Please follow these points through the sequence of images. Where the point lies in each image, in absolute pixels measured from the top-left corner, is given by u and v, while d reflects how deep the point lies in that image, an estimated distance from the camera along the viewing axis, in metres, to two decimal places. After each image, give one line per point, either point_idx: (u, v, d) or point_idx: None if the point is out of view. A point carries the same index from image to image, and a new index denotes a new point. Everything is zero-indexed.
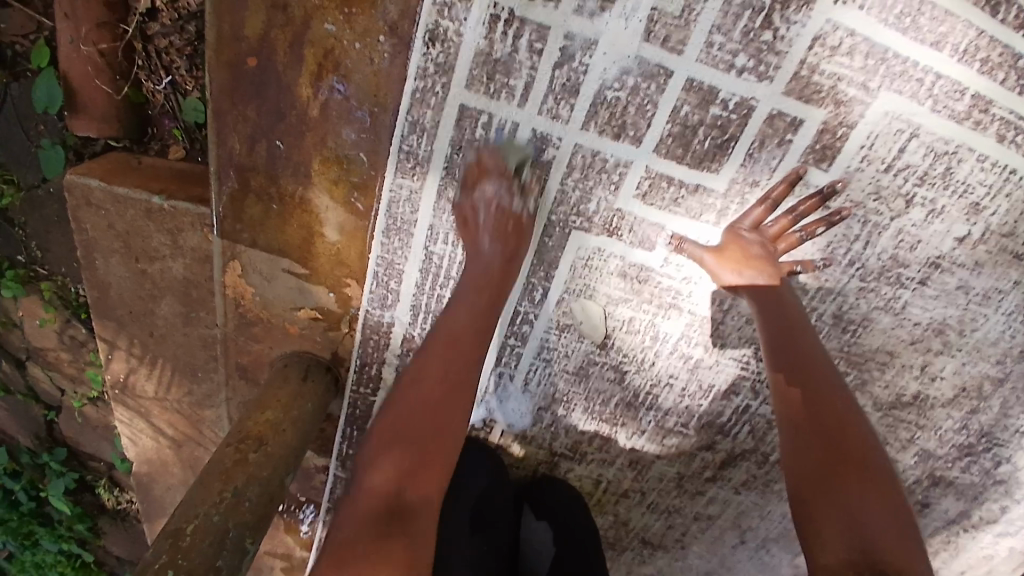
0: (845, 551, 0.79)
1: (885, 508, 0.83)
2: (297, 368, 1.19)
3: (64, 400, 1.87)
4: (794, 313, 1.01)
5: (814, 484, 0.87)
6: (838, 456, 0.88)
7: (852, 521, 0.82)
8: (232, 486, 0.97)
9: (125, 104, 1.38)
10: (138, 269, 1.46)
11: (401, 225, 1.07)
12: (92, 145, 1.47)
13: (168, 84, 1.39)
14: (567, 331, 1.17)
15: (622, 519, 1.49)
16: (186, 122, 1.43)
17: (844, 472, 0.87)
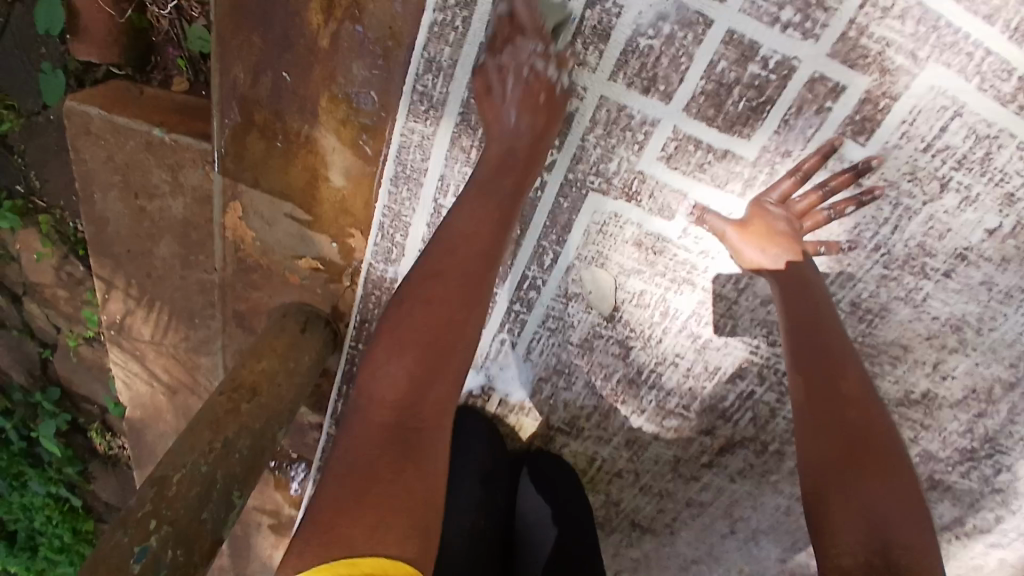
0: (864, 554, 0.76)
1: (904, 512, 0.79)
2: (297, 318, 1.14)
3: (59, 339, 1.84)
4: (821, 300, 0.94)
5: (833, 481, 0.83)
6: (860, 453, 0.84)
7: (868, 524, 0.78)
8: (222, 436, 0.94)
9: (127, 28, 1.33)
10: (137, 206, 1.42)
11: (410, 174, 1.02)
12: (93, 71, 1.43)
13: (173, 10, 1.33)
14: (575, 300, 1.13)
15: (613, 499, 1.46)
16: (191, 53, 1.38)
17: (863, 470, 0.82)
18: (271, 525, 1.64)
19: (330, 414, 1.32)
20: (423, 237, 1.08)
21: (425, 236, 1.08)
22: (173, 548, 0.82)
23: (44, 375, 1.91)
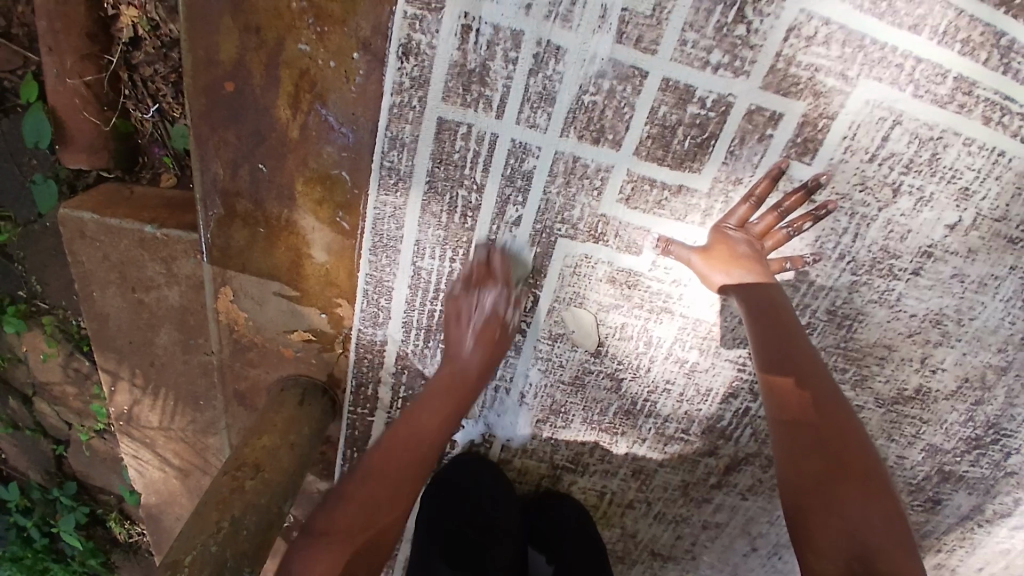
0: (842, 559, 0.79)
1: (881, 510, 0.82)
2: (294, 393, 1.19)
3: (70, 433, 1.88)
4: (783, 312, 0.97)
5: (814, 494, 0.85)
6: (837, 464, 0.86)
7: (848, 528, 0.81)
8: (229, 515, 0.95)
9: (114, 133, 1.41)
10: (134, 299, 1.48)
11: (386, 241, 1.07)
12: (85, 177, 1.51)
13: (156, 113, 1.43)
14: (561, 340, 1.16)
15: (630, 532, 1.46)
16: (175, 150, 1.47)
17: (843, 480, 0.85)
18: None
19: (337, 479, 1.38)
20: (407, 299, 1.13)
21: (408, 297, 1.13)
22: None
23: (59, 470, 1.93)
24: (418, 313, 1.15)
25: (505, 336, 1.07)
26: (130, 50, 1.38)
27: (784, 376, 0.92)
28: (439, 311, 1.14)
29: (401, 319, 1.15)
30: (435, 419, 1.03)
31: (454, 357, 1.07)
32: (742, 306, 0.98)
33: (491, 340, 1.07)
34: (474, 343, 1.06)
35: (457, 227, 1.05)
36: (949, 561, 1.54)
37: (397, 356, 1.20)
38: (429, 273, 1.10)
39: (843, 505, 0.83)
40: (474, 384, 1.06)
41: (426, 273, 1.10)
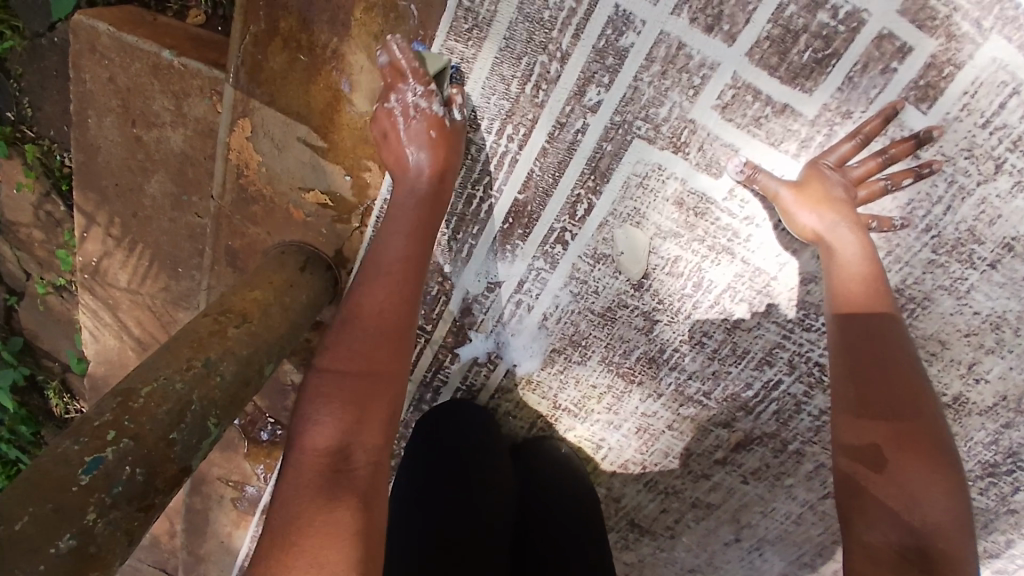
0: (895, 533, 0.72)
1: (945, 489, 0.74)
2: (295, 257, 1.06)
3: (27, 286, 1.71)
4: (869, 266, 0.87)
5: (871, 460, 0.76)
6: (906, 437, 0.76)
7: (904, 502, 0.73)
8: (205, 356, 0.81)
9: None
10: (133, 135, 1.31)
11: (443, 101, 0.94)
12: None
13: None
14: (604, 263, 1.04)
15: (614, 495, 1.36)
16: None
17: (909, 450, 0.76)
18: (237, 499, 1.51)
19: None
20: None
21: None
22: (134, 465, 0.66)
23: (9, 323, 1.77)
24: (456, 195, 1.02)
25: (446, 192, 0.90)
26: None
27: (861, 332, 0.83)
28: (478, 198, 1.02)
29: None
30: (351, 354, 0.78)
31: (386, 242, 0.85)
32: (827, 257, 0.90)
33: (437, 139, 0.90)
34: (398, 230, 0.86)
35: (526, 100, 0.93)
36: None
37: None
38: (479, 149, 0.97)
39: (902, 492, 0.74)
40: (399, 305, 0.82)
41: (476, 148, 0.97)
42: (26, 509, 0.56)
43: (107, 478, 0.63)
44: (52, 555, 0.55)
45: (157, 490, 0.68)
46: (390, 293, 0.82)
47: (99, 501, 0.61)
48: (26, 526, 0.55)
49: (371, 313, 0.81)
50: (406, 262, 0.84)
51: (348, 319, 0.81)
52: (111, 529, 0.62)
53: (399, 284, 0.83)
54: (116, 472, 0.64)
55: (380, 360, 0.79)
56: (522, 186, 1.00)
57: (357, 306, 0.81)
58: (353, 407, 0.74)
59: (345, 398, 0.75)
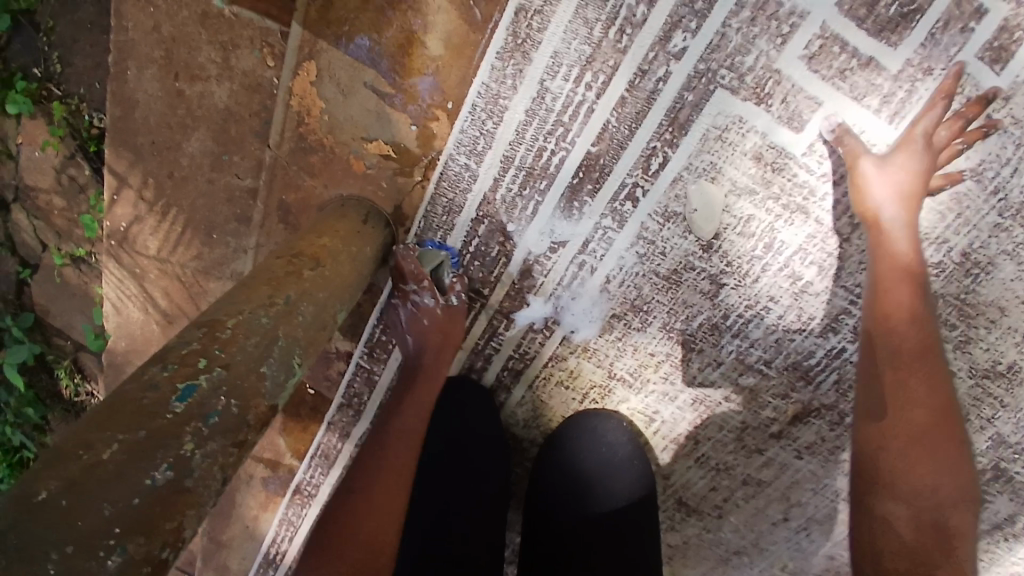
0: (916, 522, 0.82)
1: (954, 476, 0.85)
2: (355, 210, 1.02)
3: (43, 258, 1.60)
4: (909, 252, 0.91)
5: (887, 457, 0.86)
6: (926, 430, 0.86)
7: (918, 494, 0.83)
8: (285, 294, 0.76)
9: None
10: (175, 88, 1.29)
11: (521, 43, 0.93)
12: None
13: None
14: (674, 222, 1.02)
15: (663, 473, 1.33)
16: None
17: (927, 439, 0.85)
18: (268, 479, 1.45)
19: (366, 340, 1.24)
20: (518, 127, 0.98)
21: (521, 124, 0.98)
22: (228, 396, 0.61)
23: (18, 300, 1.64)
24: (524, 149, 0.99)
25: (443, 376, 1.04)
26: None
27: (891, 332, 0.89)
28: (549, 151, 0.99)
29: (501, 152, 1.00)
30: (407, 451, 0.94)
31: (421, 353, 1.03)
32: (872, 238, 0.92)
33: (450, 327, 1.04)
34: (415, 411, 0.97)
35: (607, 46, 0.92)
36: None
37: (481, 202, 1.04)
38: (554, 98, 0.95)
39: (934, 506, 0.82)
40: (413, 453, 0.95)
41: (551, 97, 0.95)
42: (116, 437, 0.52)
43: (201, 407, 0.58)
44: (146, 487, 0.51)
45: (249, 425, 0.63)
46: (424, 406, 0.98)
47: (194, 430, 0.56)
48: (116, 454, 0.51)
49: (397, 433, 0.95)
50: (433, 382, 1.00)
51: (379, 441, 0.94)
52: (207, 461, 0.57)
53: (411, 420, 0.97)
54: (210, 402, 0.59)
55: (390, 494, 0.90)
56: (596, 137, 0.98)
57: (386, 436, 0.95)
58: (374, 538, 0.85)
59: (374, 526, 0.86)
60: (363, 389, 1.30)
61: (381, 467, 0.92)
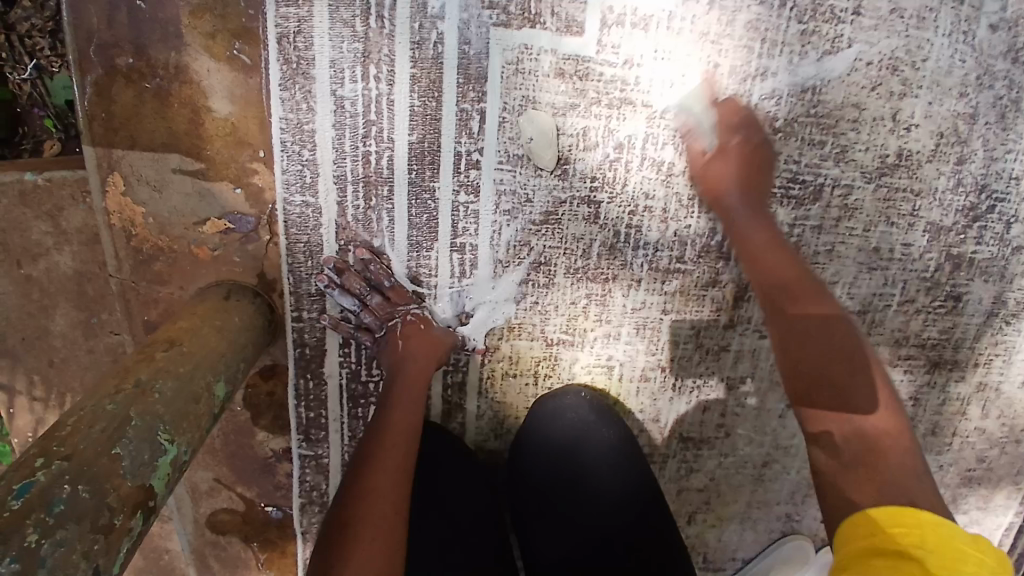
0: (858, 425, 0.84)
1: (840, 380, 0.88)
2: (216, 292, 0.99)
3: None
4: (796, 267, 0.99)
5: (824, 382, 0.89)
6: (844, 363, 0.90)
7: (842, 404, 0.86)
8: (135, 379, 0.72)
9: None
10: (21, 276, 1.21)
11: (297, 66, 0.94)
12: None
13: (35, 71, 1.19)
14: (520, 165, 1.03)
15: (652, 417, 1.24)
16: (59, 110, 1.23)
17: (842, 356, 0.90)
18: None
19: (296, 425, 1.14)
20: (334, 144, 0.98)
21: (336, 140, 0.97)
22: (74, 483, 0.55)
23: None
24: (351, 161, 0.99)
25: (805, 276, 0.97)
26: (5, 6, 1.15)
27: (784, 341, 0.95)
28: (375, 152, 0.99)
29: (332, 173, 0.99)
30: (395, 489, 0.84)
31: (399, 393, 0.96)
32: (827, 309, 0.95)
33: (421, 336, 1.04)
34: (403, 417, 0.93)
35: (375, 34, 0.94)
36: (988, 379, 1.32)
37: (337, 231, 1.02)
38: (354, 102, 0.96)
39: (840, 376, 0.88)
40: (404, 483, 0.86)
41: (350, 103, 0.96)
42: None
43: (42, 498, 0.52)
44: None
45: (111, 508, 0.57)
46: (414, 401, 0.96)
47: (39, 519, 0.50)
48: None
49: (398, 428, 0.91)
50: (416, 415, 0.94)
51: (378, 438, 0.89)
52: (61, 549, 0.50)
53: (409, 413, 0.94)
54: (51, 492, 0.53)
55: (396, 492, 0.84)
56: (410, 123, 0.98)
57: (385, 431, 0.90)
58: (389, 538, 0.79)
59: (382, 531, 0.79)
60: (320, 480, 1.18)
61: (379, 470, 0.85)
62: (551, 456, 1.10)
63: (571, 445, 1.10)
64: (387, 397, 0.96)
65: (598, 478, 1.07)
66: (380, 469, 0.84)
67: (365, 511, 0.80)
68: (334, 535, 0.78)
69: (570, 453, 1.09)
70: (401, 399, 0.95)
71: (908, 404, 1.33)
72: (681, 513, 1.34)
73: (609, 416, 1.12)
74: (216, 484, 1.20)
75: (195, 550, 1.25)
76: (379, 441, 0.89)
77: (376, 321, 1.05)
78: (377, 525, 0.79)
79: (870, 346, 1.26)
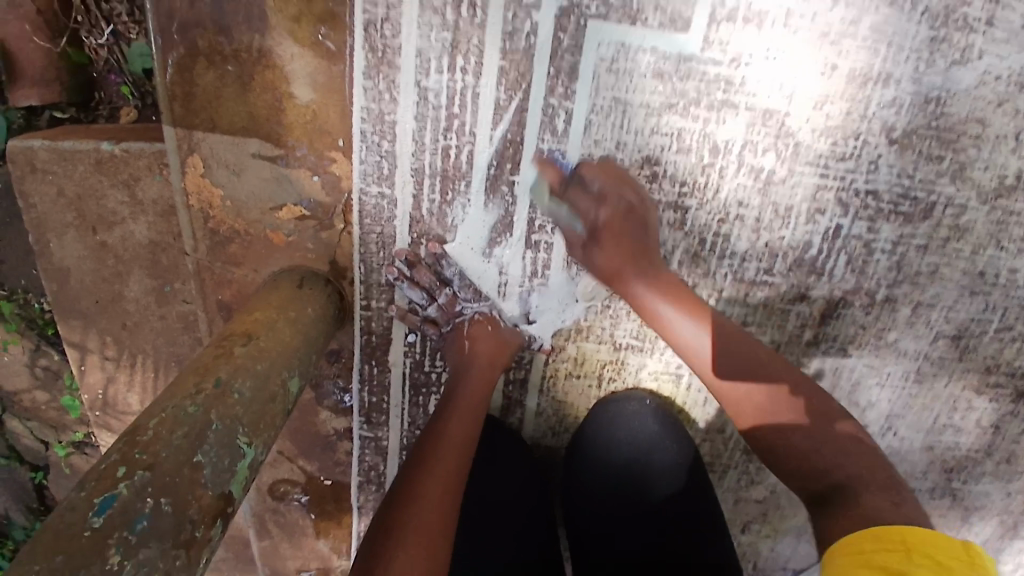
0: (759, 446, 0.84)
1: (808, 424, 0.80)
2: (289, 278, 0.99)
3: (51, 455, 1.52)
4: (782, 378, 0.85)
5: (757, 412, 0.84)
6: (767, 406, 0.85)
7: (778, 429, 0.81)
8: (214, 376, 0.73)
9: (64, 64, 1.15)
10: (96, 242, 1.23)
11: (382, 55, 0.88)
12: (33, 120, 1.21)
13: (111, 37, 1.16)
14: (608, 168, 0.97)
15: (716, 427, 1.21)
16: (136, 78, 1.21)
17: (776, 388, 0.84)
18: None
19: (360, 408, 1.16)
20: (414, 136, 0.93)
21: (416, 132, 0.93)
22: (157, 497, 0.57)
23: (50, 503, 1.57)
24: (431, 154, 0.95)
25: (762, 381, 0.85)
26: None
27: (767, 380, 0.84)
28: (455, 146, 0.94)
29: (408, 166, 0.95)
30: (443, 495, 0.81)
31: (457, 402, 0.94)
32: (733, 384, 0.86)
33: (484, 337, 1.02)
34: (459, 427, 0.90)
35: (465, 23, 0.87)
36: None
37: (411, 223, 0.99)
38: (438, 95, 0.91)
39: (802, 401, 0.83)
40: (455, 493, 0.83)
41: (434, 95, 0.91)
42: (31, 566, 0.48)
43: (125, 515, 0.54)
44: None
45: (193, 522, 0.59)
46: (473, 411, 0.93)
47: (120, 540, 0.52)
48: None
49: (450, 436, 0.89)
50: (472, 426, 0.92)
51: (433, 445, 0.87)
52: (144, 569, 0.53)
53: (463, 421, 0.91)
54: (135, 508, 0.55)
55: (445, 500, 0.81)
56: (495, 117, 0.93)
57: (441, 437, 0.88)
58: (432, 549, 0.75)
59: (429, 534, 0.76)
60: (379, 460, 1.21)
61: (432, 477, 0.82)
62: (613, 468, 1.06)
63: (633, 461, 1.05)
64: (444, 401, 0.95)
65: (656, 505, 1.01)
66: (432, 476, 0.82)
67: (413, 514, 0.77)
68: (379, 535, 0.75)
69: (630, 471, 1.05)
70: (457, 406, 0.93)
71: (986, 433, 1.26)
72: (736, 522, 1.32)
73: (674, 431, 1.08)
74: (279, 455, 1.23)
75: (257, 514, 1.30)
76: (433, 445, 0.87)
77: (443, 316, 1.04)
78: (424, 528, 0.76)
79: (958, 373, 1.19)
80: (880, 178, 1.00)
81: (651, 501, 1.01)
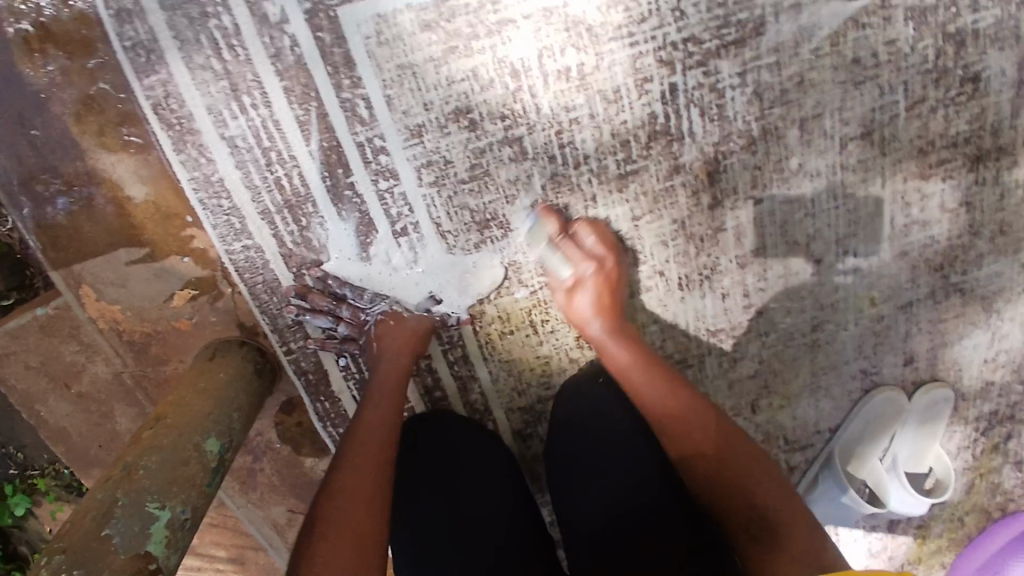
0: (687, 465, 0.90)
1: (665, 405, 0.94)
2: (205, 355, 1.05)
3: None
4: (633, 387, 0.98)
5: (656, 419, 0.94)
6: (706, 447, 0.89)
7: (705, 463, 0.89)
8: (124, 464, 0.81)
9: None
10: (75, 395, 1.35)
11: (181, 128, 0.96)
12: None
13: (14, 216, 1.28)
14: (426, 134, 1.00)
15: (670, 322, 1.18)
16: None
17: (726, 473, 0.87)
18: None
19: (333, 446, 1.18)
20: (244, 182, 0.99)
21: (244, 179, 0.99)
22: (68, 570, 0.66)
23: None
24: (268, 193, 1.00)
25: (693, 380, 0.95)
26: None
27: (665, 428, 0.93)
28: (284, 175, 0.99)
29: (256, 213, 1.01)
30: (365, 486, 0.82)
31: (374, 399, 0.95)
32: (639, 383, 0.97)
33: (394, 335, 1.05)
34: (375, 419, 0.92)
35: (234, 65, 0.94)
36: None
37: (287, 262, 1.04)
38: (243, 135, 0.97)
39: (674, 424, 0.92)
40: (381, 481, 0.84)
41: (240, 138, 0.97)
42: None
43: None
44: None
45: None
46: (390, 401, 0.95)
47: None
48: None
49: (373, 430, 0.90)
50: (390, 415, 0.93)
51: (351, 441, 0.89)
52: None
53: (384, 412, 0.93)
54: None
55: (368, 489, 0.82)
56: (302, 134, 0.98)
57: (359, 432, 0.90)
58: (360, 537, 0.77)
59: (355, 525, 0.78)
60: None
61: (352, 471, 0.84)
62: (582, 427, 1.02)
63: (599, 419, 1.03)
64: (365, 398, 0.96)
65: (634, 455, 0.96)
66: (350, 470, 0.84)
67: (334, 510, 0.79)
68: (307, 536, 0.78)
69: (597, 428, 1.02)
70: (377, 399, 0.95)
71: (959, 215, 1.15)
72: (744, 406, 1.26)
73: None
74: (293, 518, 1.28)
75: None
76: (350, 443, 0.88)
77: (354, 330, 1.07)
78: (348, 523, 0.78)
79: (892, 169, 1.11)
80: (691, 19, 0.98)
81: (628, 456, 0.96)
